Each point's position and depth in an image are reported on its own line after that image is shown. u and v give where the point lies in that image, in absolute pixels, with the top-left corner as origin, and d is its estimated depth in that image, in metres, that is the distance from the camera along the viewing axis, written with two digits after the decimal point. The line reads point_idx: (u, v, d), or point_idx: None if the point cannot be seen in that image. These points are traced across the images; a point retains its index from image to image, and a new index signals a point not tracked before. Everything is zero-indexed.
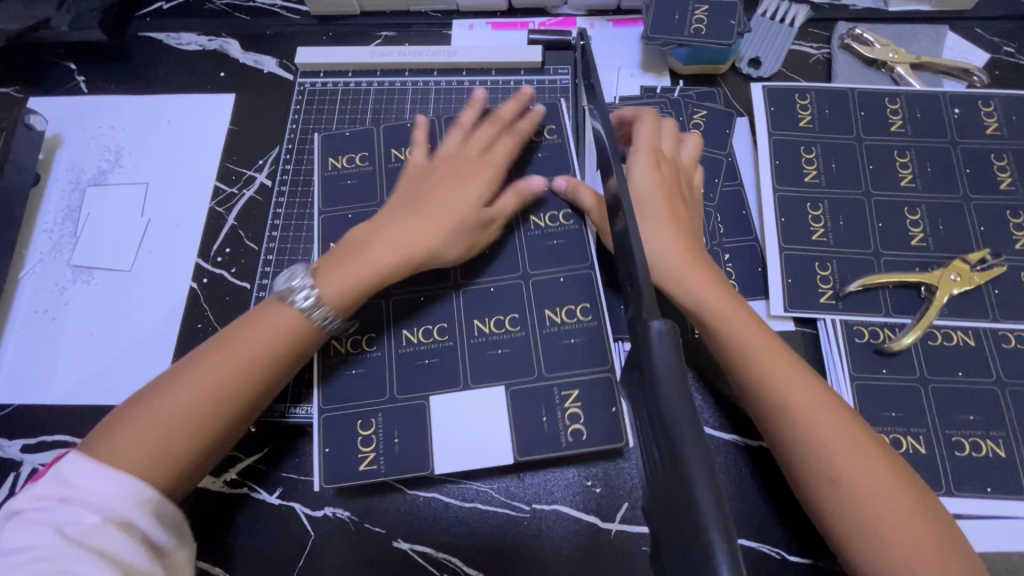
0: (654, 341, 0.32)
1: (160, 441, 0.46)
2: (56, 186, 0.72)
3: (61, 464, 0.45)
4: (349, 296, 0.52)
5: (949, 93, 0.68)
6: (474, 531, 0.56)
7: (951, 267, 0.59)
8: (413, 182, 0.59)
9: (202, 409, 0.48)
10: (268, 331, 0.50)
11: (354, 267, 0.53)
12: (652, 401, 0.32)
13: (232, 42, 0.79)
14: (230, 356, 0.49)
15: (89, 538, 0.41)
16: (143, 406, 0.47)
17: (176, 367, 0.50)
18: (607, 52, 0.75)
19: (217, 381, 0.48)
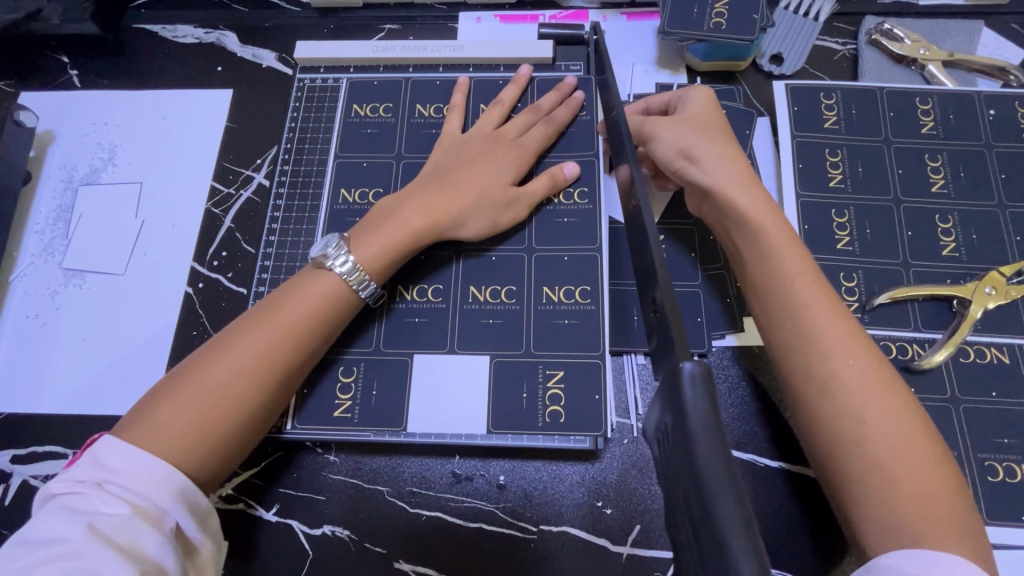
0: (686, 388, 0.29)
1: (201, 417, 0.43)
2: (48, 185, 0.70)
3: (96, 446, 0.42)
4: (381, 262, 0.52)
5: (984, 92, 0.64)
6: (479, 553, 0.53)
7: (987, 280, 0.56)
8: (452, 157, 0.58)
9: (241, 387, 0.45)
10: (308, 307, 0.49)
11: (382, 231, 0.53)
12: (679, 448, 0.29)
13: (229, 35, 0.76)
14: (274, 332, 0.48)
15: (117, 532, 0.38)
16: (182, 378, 0.45)
17: (215, 341, 0.47)
18: (621, 48, 0.72)
19: (259, 356, 0.46)
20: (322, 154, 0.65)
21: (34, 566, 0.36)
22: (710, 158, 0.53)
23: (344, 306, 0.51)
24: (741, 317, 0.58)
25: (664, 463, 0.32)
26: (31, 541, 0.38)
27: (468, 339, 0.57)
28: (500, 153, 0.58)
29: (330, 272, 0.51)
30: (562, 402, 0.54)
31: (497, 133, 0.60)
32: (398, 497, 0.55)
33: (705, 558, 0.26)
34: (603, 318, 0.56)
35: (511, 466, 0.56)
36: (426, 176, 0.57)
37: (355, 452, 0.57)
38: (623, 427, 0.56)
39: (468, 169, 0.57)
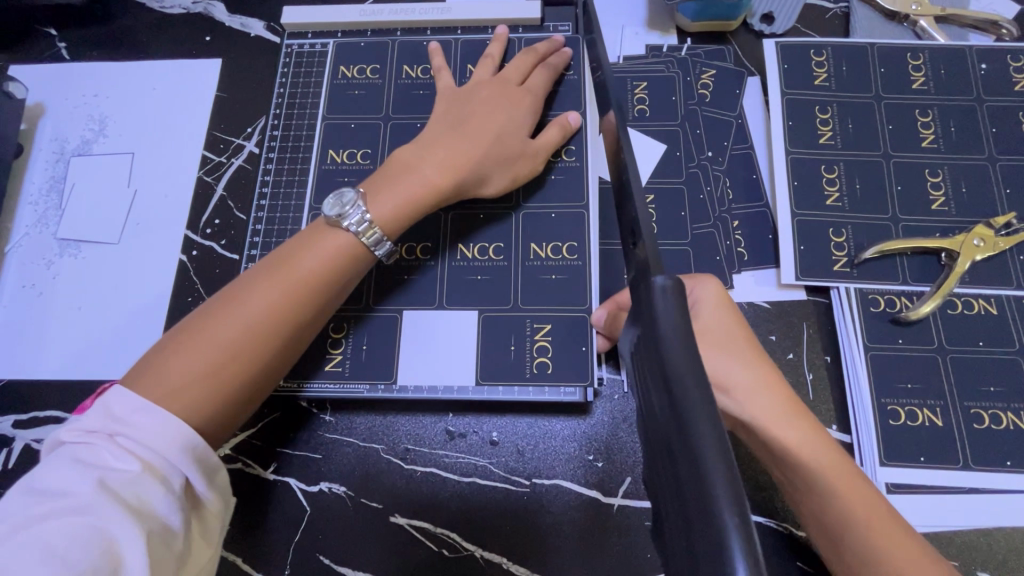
0: (657, 297, 0.31)
1: (214, 367, 0.44)
2: (40, 157, 0.70)
3: (109, 397, 0.42)
4: (399, 213, 0.52)
5: (977, 47, 0.64)
6: (474, 507, 0.54)
7: (975, 232, 0.56)
8: (458, 107, 0.58)
9: (248, 342, 0.45)
10: (320, 263, 0.49)
11: (402, 183, 0.53)
12: (654, 368, 0.30)
13: (217, 4, 0.75)
14: (283, 288, 0.47)
15: (127, 490, 0.38)
16: (191, 332, 0.45)
17: (228, 292, 0.48)
18: (611, 10, 0.71)
19: (271, 309, 0.46)
20: (311, 119, 0.65)
21: (42, 517, 0.36)
22: (746, 389, 0.46)
23: (356, 262, 0.51)
24: (729, 273, 0.58)
25: (642, 380, 0.33)
26: (40, 491, 0.38)
27: (461, 299, 0.58)
28: (505, 102, 0.58)
29: (342, 227, 0.50)
30: (549, 353, 0.56)
31: (497, 83, 0.60)
32: (393, 454, 0.56)
33: (676, 452, 0.27)
34: (591, 274, 0.57)
35: (503, 423, 0.57)
36: (434, 127, 0.57)
37: (350, 411, 0.58)
38: (613, 383, 0.57)
39: (483, 117, 0.57)
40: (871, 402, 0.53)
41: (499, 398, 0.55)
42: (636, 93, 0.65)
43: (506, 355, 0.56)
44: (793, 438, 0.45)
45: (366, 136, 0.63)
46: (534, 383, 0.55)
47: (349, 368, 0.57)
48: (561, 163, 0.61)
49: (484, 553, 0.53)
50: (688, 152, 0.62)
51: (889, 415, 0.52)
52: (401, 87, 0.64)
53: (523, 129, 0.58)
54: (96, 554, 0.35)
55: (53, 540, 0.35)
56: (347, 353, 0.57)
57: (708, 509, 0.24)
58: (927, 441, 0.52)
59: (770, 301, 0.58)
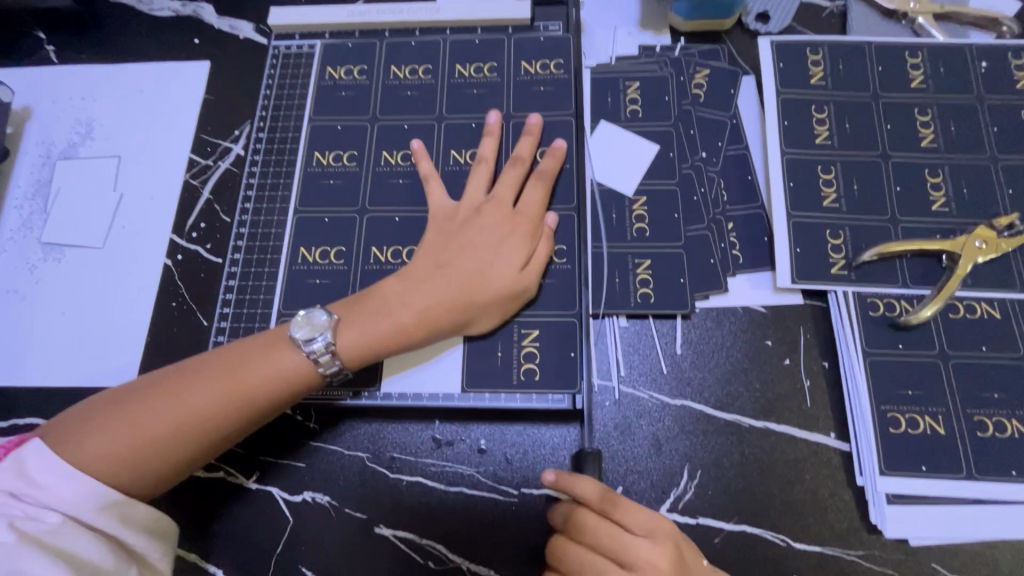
0: None
1: (169, 437, 0.47)
2: (26, 160, 0.69)
3: (24, 450, 0.44)
4: (366, 355, 0.52)
5: (977, 45, 0.62)
6: (460, 518, 0.53)
7: (976, 234, 0.54)
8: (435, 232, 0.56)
9: (211, 420, 0.48)
10: (270, 374, 0.49)
11: (376, 327, 0.52)
12: None
13: (206, 6, 0.75)
14: (255, 379, 0.49)
15: (50, 537, 0.41)
16: (162, 392, 0.48)
17: (212, 360, 0.50)
18: (604, 9, 0.70)
19: (240, 396, 0.49)
20: (297, 121, 0.64)
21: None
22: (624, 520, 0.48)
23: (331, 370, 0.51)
24: (723, 277, 0.57)
25: None
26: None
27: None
28: (497, 231, 0.55)
29: (297, 348, 0.51)
30: (537, 359, 0.54)
31: (481, 211, 0.56)
32: (377, 462, 0.55)
33: None
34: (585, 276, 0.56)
35: (491, 431, 0.55)
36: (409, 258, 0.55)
37: (333, 419, 0.56)
38: (605, 389, 0.55)
39: (469, 250, 0.54)
40: (870, 410, 0.51)
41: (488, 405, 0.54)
42: (628, 93, 0.64)
43: (492, 360, 0.55)
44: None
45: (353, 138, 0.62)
46: (521, 390, 0.54)
47: None
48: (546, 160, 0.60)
49: (471, 564, 0.51)
50: (681, 152, 0.61)
51: (889, 423, 0.51)
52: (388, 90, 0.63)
53: (512, 260, 0.54)
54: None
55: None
56: None
57: None
58: (929, 450, 0.50)
59: (766, 304, 0.56)
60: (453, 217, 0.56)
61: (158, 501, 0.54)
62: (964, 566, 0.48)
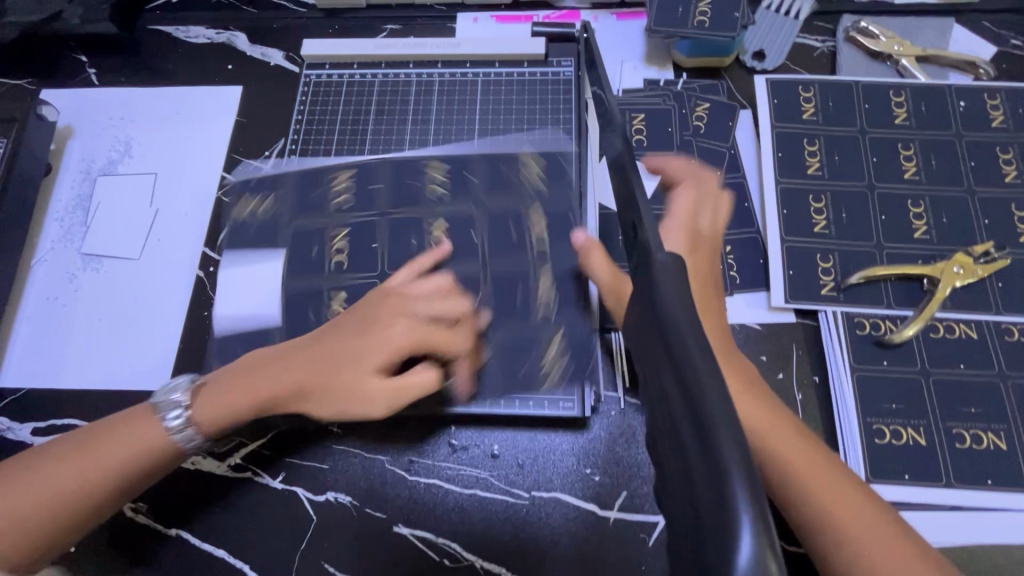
0: (658, 272, 0.29)
1: (7, 511, 0.50)
2: (67, 175, 0.73)
3: None
4: (207, 428, 0.54)
5: (955, 86, 0.68)
6: (474, 518, 0.56)
7: (954, 260, 0.59)
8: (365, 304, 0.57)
9: (41, 495, 0.50)
10: (115, 451, 0.52)
11: (211, 401, 0.54)
12: (653, 338, 0.28)
13: (240, 35, 0.80)
14: (91, 461, 0.52)
15: None
16: (79, 455, 0.52)
17: (128, 427, 0.54)
18: (612, 45, 0.75)
19: (73, 475, 0.51)
20: (327, 145, 0.69)
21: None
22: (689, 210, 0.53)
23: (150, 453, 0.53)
24: None
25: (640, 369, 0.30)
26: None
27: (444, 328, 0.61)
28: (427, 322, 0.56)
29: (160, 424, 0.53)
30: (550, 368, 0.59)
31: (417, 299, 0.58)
32: (397, 465, 0.58)
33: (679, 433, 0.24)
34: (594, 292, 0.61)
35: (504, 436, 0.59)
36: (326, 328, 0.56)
37: (355, 423, 0.60)
38: (611, 400, 0.59)
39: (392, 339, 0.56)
40: (857, 422, 0.55)
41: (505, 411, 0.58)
42: (634, 124, 0.69)
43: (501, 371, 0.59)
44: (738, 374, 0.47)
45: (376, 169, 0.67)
46: (535, 398, 0.58)
47: None
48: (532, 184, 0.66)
49: (483, 563, 0.55)
50: None
51: (874, 434, 0.54)
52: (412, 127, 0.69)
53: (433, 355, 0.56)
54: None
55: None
56: None
57: (717, 488, 0.21)
58: (912, 460, 0.54)
59: (761, 322, 0.61)
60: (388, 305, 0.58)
61: (190, 499, 0.58)
62: None
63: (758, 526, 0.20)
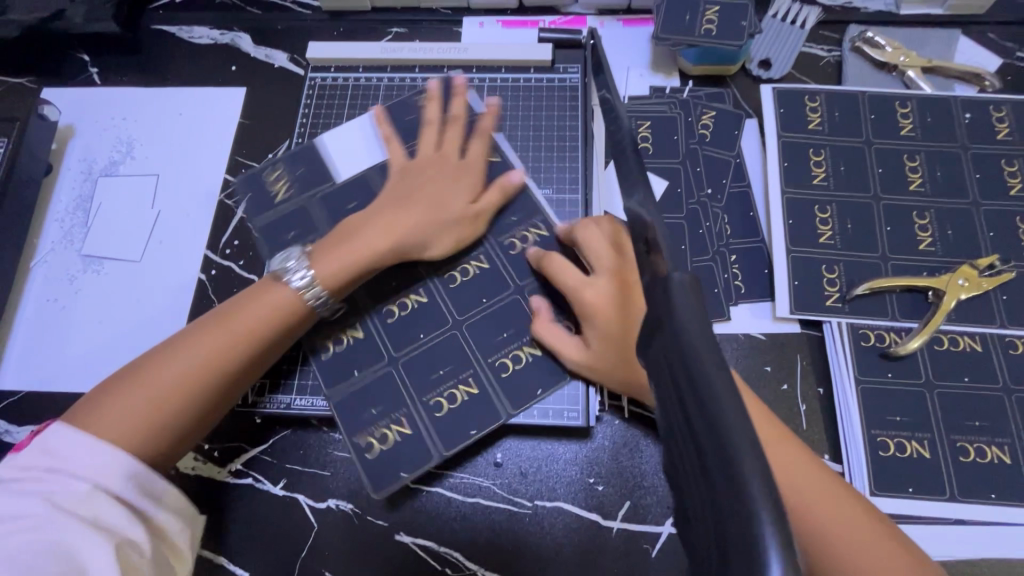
0: (676, 293, 0.29)
1: (157, 406, 0.49)
2: (68, 176, 0.73)
3: (46, 433, 0.46)
4: (199, 376, 0.50)
5: (961, 97, 0.68)
6: (477, 526, 0.56)
7: (959, 272, 0.59)
8: (420, 201, 0.59)
9: (180, 383, 0.50)
10: (245, 322, 0.53)
11: (195, 351, 0.51)
12: (668, 356, 0.28)
13: (244, 36, 0.79)
14: (226, 337, 0.52)
15: (81, 507, 0.43)
16: (175, 349, 0.51)
17: (216, 320, 0.53)
18: (618, 52, 0.75)
19: (206, 359, 0.51)
20: None
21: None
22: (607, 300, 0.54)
23: (276, 324, 0.54)
24: (726, 306, 0.61)
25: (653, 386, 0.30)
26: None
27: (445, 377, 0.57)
28: (448, 177, 0.61)
29: (263, 308, 0.53)
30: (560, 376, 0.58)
31: (456, 179, 0.61)
32: None
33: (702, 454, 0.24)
34: None
35: (507, 445, 0.58)
36: (387, 207, 0.59)
37: None
38: (615, 408, 0.59)
39: (429, 187, 0.60)
40: (861, 434, 0.55)
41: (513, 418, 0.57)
42: (640, 131, 0.68)
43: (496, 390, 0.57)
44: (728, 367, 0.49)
45: (454, 136, 0.64)
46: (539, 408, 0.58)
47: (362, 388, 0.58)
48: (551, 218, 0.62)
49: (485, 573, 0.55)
50: (689, 188, 0.66)
51: (878, 447, 0.54)
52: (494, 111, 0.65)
53: (467, 197, 0.60)
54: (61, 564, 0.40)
55: (17, 556, 0.40)
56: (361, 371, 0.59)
57: (740, 510, 0.22)
58: (916, 473, 0.54)
59: (765, 332, 0.61)
60: (403, 187, 0.61)
61: None
62: None
63: (785, 555, 0.21)
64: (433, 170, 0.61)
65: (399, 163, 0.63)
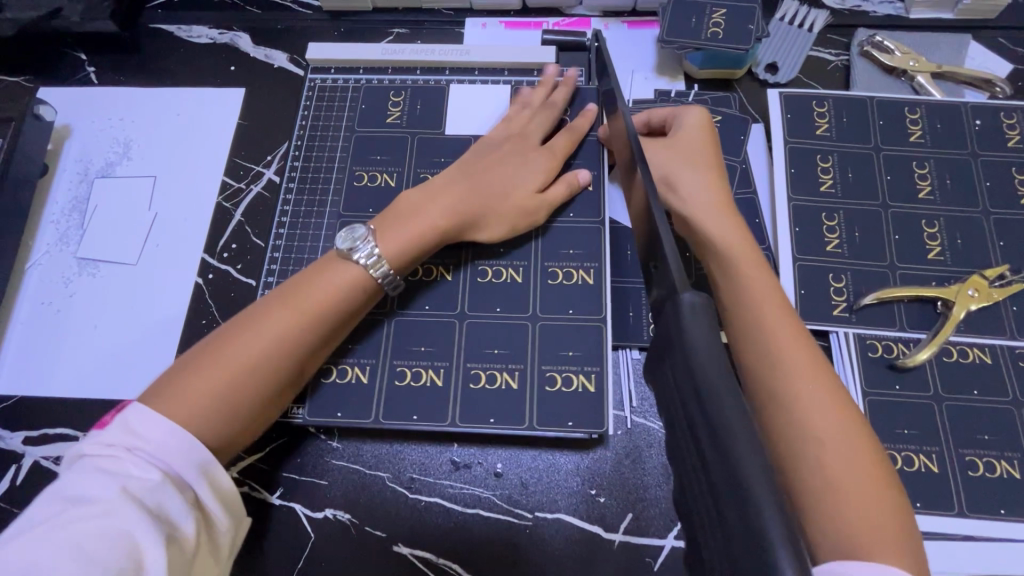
0: (687, 316, 0.30)
1: (231, 389, 0.48)
2: (64, 177, 0.72)
3: (127, 411, 0.47)
4: (274, 351, 0.50)
5: (971, 103, 0.67)
6: (476, 538, 0.55)
7: (969, 283, 0.58)
8: (486, 177, 0.60)
9: (255, 364, 0.50)
10: (313, 302, 0.52)
11: (262, 327, 0.51)
12: (683, 386, 0.29)
13: (243, 36, 0.78)
14: (296, 315, 0.52)
15: (147, 494, 0.43)
16: (244, 329, 0.51)
17: (281, 299, 0.52)
18: (623, 54, 0.74)
19: (281, 338, 0.51)
20: (331, 150, 0.67)
21: (69, 522, 0.41)
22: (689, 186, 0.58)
23: (346, 301, 0.54)
24: None
25: (667, 413, 0.31)
26: (69, 498, 0.42)
27: (452, 394, 0.57)
28: (519, 160, 0.62)
29: (330, 280, 0.53)
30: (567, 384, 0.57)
31: (524, 164, 0.62)
32: (398, 483, 0.57)
33: (719, 488, 0.26)
34: (607, 304, 0.59)
35: (508, 456, 0.57)
36: (457, 182, 0.59)
37: (356, 439, 0.59)
38: (617, 419, 0.58)
39: (498, 170, 0.61)
40: None
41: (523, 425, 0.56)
42: None
43: (508, 399, 0.57)
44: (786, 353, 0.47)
45: (542, 122, 0.64)
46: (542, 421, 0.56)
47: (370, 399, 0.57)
48: (559, 222, 0.63)
49: None
50: None
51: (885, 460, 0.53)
52: (570, 92, 0.66)
53: (536, 182, 0.61)
54: (122, 556, 0.40)
55: (85, 543, 0.40)
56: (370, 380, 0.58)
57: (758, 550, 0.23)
58: (924, 487, 0.53)
59: None
60: (477, 166, 0.61)
61: None
62: None
63: None
64: (510, 149, 0.62)
65: (476, 147, 0.63)
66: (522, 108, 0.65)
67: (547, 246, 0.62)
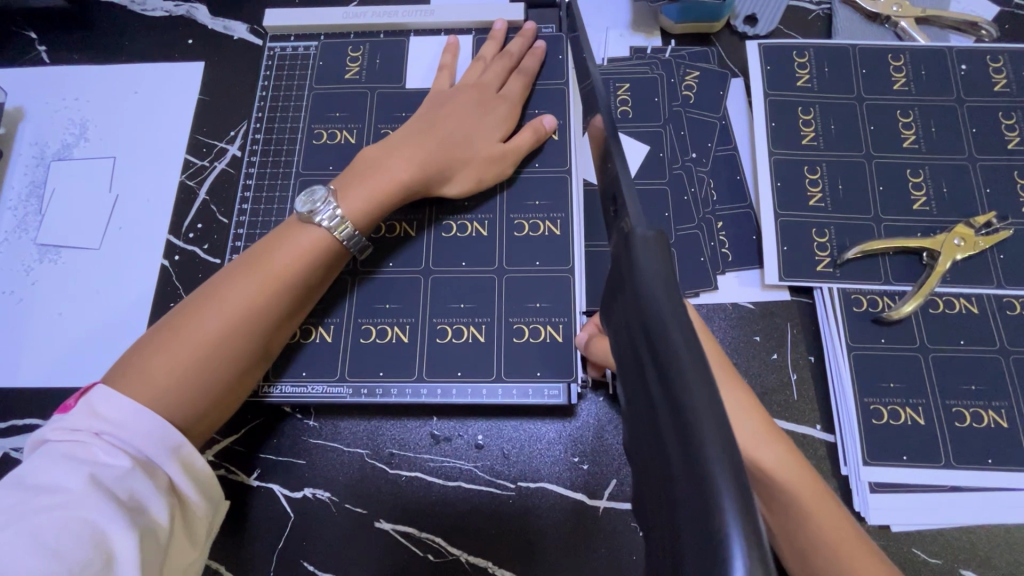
0: (640, 249, 0.32)
1: (199, 363, 0.47)
2: (19, 161, 0.69)
3: (91, 395, 0.45)
4: (239, 321, 0.48)
5: (956, 48, 0.64)
6: (459, 512, 0.54)
7: (955, 232, 0.56)
8: (444, 129, 0.58)
9: (222, 334, 0.48)
10: (276, 269, 0.50)
11: (224, 298, 0.49)
12: (638, 337, 0.29)
13: (199, 7, 0.75)
14: (260, 282, 0.50)
15: (118, 483, 0.41)
16: (205, 301, 0.49)
17: (242, 268, 0.50)
18: (596, 11, 0.71)
19: (246, 306, 0.49)
20: (294, 121, 0.64)
21: (31, 510, 0.39)
22: None
23: (316, 264, 0.52)
24: (713, 274, 0.58)
25: (625, 375, 0.32)
26: (30, 485, 0.40)
27: (420, 350, 0.56)
28: (476, 110, 0.60)
29: (289, 250, 0.51)
30: (537, 337, 0.56)
31: (482, 115, 0.60)
32: (377, 459, 0.56)
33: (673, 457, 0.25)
34: (576, 257, 0.58)
35: (489, 427, 0.56)
36: (413, 136, 0.57)
37: (333, 416, 0.57)
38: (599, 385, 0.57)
39: (455, 122, 0.58)
40: (854, 402, 0.53)
41: (491, 378, 0.55)
42: (618, 94, 0.65)
43: (479, 359, 0.56)
44: (770, 462, 0.41)
45: (498, 72, 0.62)
46: (518, 386, 0.55)
47: (342, 367, 0.57)
48: (523, 175, 0.61)
49: (469, 557, 0.52)
50: (671, 153, 0.62)
51: (872, 415, 0.52)
52: (524, 42, 0.64)
53: (496, 133, 0.59)
54: (88, 546, 0.38)
55: (46, 534, 0.38)
56: (340, 347, 0.57)
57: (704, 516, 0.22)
58: (911, 440, 0.52)
59: (754, 302, 0.58)
60: (432, 120, 0.59)
61: None
62: (943, 550, 0.49)
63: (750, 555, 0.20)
64: (468, 101, 0.60)
65: (429, 101, 0.61)
66: (474, 61, 0.63)
67: (511, 199, 0.60)
